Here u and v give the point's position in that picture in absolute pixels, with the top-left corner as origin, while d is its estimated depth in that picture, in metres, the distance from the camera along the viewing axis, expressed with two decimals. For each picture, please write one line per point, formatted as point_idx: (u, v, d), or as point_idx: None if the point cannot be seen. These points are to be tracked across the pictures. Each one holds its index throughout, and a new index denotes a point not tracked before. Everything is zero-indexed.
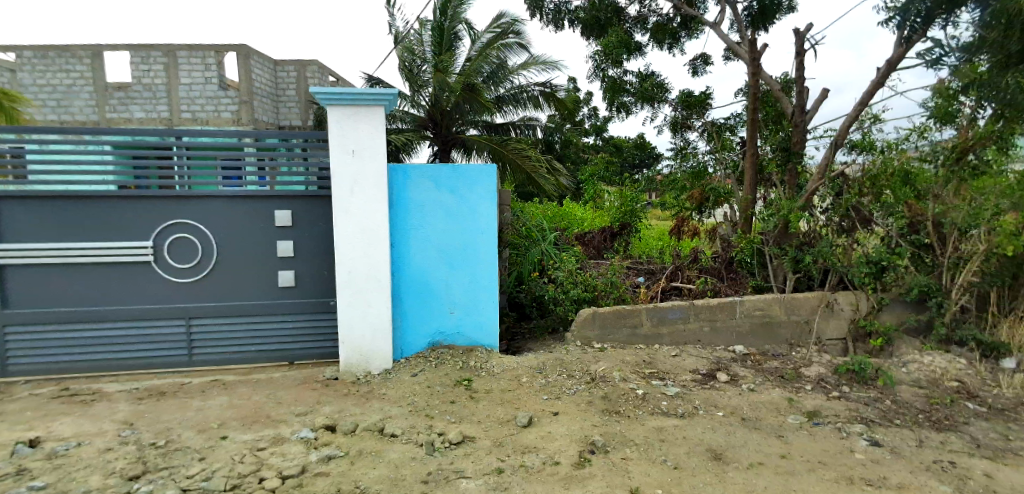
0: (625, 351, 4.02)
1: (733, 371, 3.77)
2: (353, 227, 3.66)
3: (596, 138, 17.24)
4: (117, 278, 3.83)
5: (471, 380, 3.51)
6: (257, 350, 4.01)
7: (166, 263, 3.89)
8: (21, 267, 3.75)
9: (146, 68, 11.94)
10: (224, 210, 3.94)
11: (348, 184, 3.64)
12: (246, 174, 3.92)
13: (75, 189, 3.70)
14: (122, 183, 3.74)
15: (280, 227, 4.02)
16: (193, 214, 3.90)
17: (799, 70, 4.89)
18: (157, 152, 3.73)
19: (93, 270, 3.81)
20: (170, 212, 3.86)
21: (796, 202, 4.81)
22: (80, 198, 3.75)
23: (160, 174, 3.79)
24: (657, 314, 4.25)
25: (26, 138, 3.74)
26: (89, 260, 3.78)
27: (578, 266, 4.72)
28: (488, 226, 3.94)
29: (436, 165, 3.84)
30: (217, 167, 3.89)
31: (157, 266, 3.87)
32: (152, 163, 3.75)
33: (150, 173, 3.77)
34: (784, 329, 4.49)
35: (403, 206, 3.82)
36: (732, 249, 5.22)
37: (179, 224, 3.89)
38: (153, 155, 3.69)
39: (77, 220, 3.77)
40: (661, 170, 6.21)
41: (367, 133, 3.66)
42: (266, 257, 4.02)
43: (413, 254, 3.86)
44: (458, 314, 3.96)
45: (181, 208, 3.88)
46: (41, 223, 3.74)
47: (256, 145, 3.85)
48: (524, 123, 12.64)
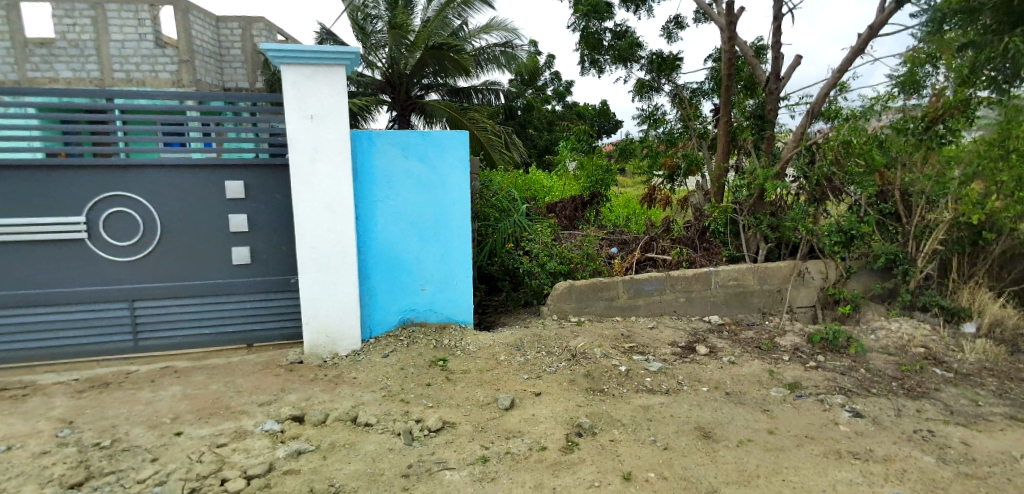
0: (603, 325, 3.93)
1: (711, 343, 3.74)
2: (316, 200, 3.36)
3: (561, 103, 16.88)
4: (46, 259, 3.40)
5: (446, 360, 3.34)
6: (213, 333, 3.70)
7: (106, 241, 3.48)
8: None
9: (69, 22, 10.71)
10: (167, 180, 3.54)
11: (309, 153, 3.31)
12: (191, 139, 3.50)
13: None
14: (48, 150, 3.28)
15: (231, 199, 3.66)
16: (132, 185, 3.48)
17: (776, 34, 4.68)
18: (87, 114, 3.28)
19: (17, 250, 3.37)
20: (105, 183, 3.43)
21: (772, 170, 4.59)
22: (4, 168, 3.28)
23: (91, 140, 3.33)
24: (633, 287, 4.12)
25: None
26: (17, 238, 3.34)
27: (552, 238, 4.54)
28: (462, 197, 3.70)
29: (404, 131, 3.54)
30: (158, 132, 3.46)
31: (95, 244, 3.47)
32: (82, 126, 3.29)
33: (80, 138, 3.32)
34: (756, 298, 4.46)
35: (369, 175, 3.52)
36: (705, 218, 5.04)
37: (114, 197, 3.46)
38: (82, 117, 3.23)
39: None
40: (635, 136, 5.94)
41: (328, 95, 3.31)
42: (217, 232, 3.66)
43: (381, 226, 3.59)
44: (431, 290, 3.75)
45: (115, 180, 3.45)
46: None
47: (200, 107, 3.43)
48: (488, 88, 12.16)
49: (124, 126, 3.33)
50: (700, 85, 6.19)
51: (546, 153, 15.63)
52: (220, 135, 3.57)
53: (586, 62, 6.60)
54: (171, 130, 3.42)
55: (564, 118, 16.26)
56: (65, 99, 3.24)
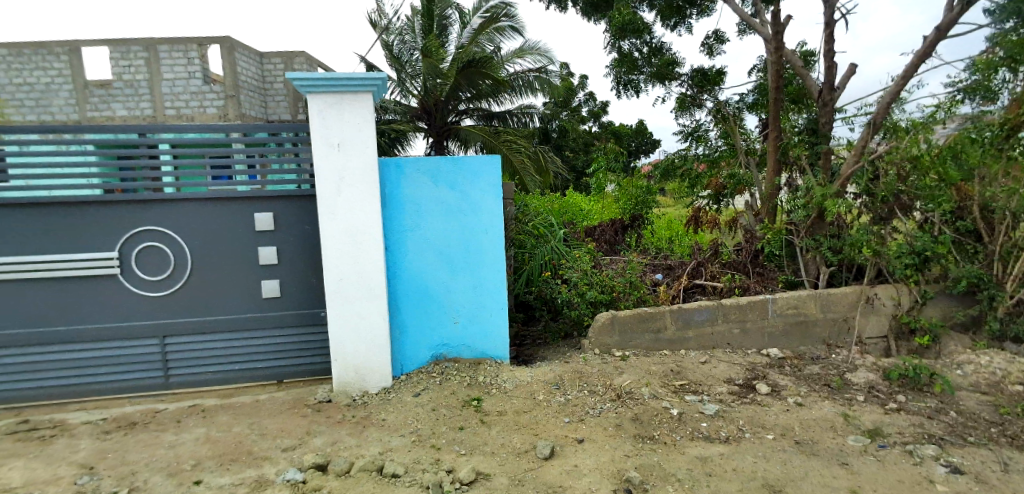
0: (650, 359, 3.64)
1: (772, 380, 3.38)
2: (343, 231, 3.26)
3: (595, 124, 16.71)
4: (88, 295, 3.43)
5: (480, 400, 3.11)
6: (241, 369, 3.62)
7: (152, 275, 3.49)
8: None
9: (126, 64, 11.38)
10: (200, 214, 3.52)
11: (336, 183, 3.23)
12: (235, 172, 3.51)
13: (51, 194, 3.30)
14: (105, 186, 3.35)
15: (260, 232, 3.60)
16: (166, 220, 3.48)
17: (830, 42, 4.37)
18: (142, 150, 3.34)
19: (66, 286, 3.42)
20: (142, 218, 3.45)
21: (832, 188, 4.19)
22: (65, 205, 3.36)
23: (144, 175, 3.39)
24: (683, 317, 3.85)
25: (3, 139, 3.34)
26: (74, 273, 3.40)
27: (592, 265, 4.30)
28: (495, 224, 3.52)
29: (434, 157, 3.42)
30: (206, 166, 3.50)
31: (140, 277, 3.48)
32: (137, 163, 3.35)
33: (136, 174, 3.39)
34: (819, 328, 4.06)
35: (398, 204, 3.40)
36: (757, 240, 4.69)
37: (149, 232, 3.47)
38: (137, 153, 3.30)
39: (59, 230, 3.37)
40: (676, 156, 5.92)
41: (355, 123, 3.23)
42: (248, 265, 3.61)
43: (410, 257, 3.45)
44: (462, 323, 3.55)
45: (153, 215, 3.47)
46: (21, 234, 3.35)
47: (244, 140, 3.44)
48: (523, 112, 12.14)
49: (175, 161, 3.37)
50: (744, 99, 5.90)
51: (582, 174, 15.48)
52: (263, 166, 3.56)
53: (621, 84, 6.45)
54: (217, 163, 3.45)
55: (599, 139, 16.09)
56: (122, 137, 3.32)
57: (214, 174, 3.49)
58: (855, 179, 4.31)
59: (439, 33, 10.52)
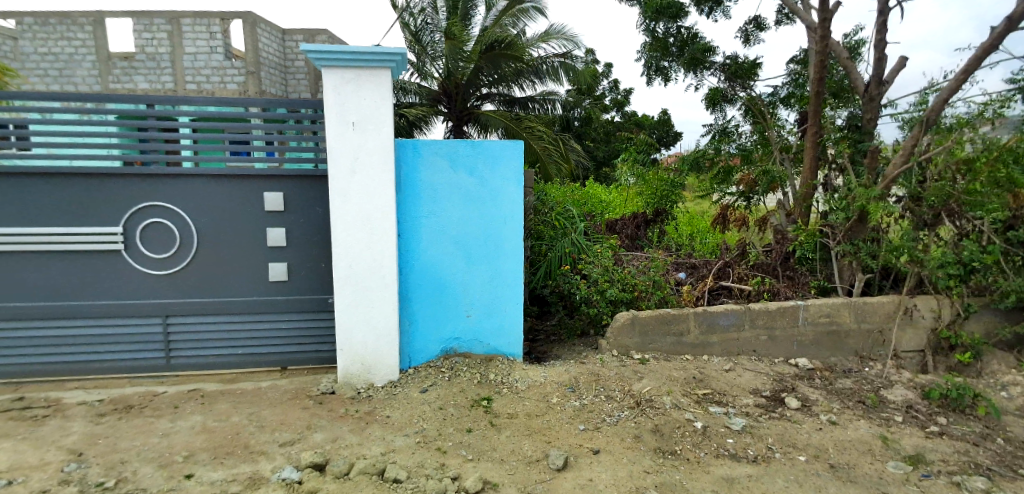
0: (671, 365, 3.44)
1: (802, 394, 3.16)
2: (354, 215, 3.09)
3: (618, 114, 16.30)
4: (95, 270, 3.32)
5: (490, 400, 2.95)
6: (246, 354, 3.50)
7: (165, 252, 3.37)
8: (12, 255, 3.27)
9: (148, 37, 11.27)
10: (209, 191, 3.38)
11: (349, 163, 3.05)
12: (253, 148, 3.36)
13: (70, 163, 3.19)
14: (123, 157, 3.22)
15: (269, 212, 3.45)
16: (175, 197, 3.35)
17: (883, 31, 4.06)
18: (161, 122, 3.21)
19: (75, 260, 3.31)
20: (154, 193, 3.32)
21: (875, 189, 3.88)
22: (85, 177, 3.25)
23: (162, 148, 3.25)
24: (707, 321, 3.64)
25: (25, 106, 3.22)
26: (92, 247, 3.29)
27: (613, 261, 4.08)
28: (514, 214, 3.32)
29: (452, 140, 3.21)
30: (224, 141, 3.35)
31: (152, 254, 3.36)
32: (156, 134, 3.22)
33: (155, 146, 3.26)
34: (852, 339, 3.83)
35: (413, 189, 3.22)
36: (789, 242, 4.41)
37: (156, 208, 3.34)
38: (157, 124, 3.16)
39: (77, 202, 3.26)
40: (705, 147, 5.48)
41: (371, 101, 3.04)
42: (256, 247, 3.46)
43: (425, 245, 3.27)
44: (476, 317, 3.38)
45: (163, 190, 3.33)
46: (40, 204, 3.24)
47: (262, 115, 3.28)
48: (545, 99, 11.83)
49: (194, 134, 3.23)
50: (780, 92, 5.59)
51: (601, 165, 15.16)
52: (282, 144, 3.41)
53: (652, 69, 6.17)
54: (236, 138, 3.30)
55: (621, 129, 15.72)
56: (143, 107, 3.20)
57: (232, 149, 3.34)
58: (900, 182, 3.95)
59: (462, 14, 10.25)
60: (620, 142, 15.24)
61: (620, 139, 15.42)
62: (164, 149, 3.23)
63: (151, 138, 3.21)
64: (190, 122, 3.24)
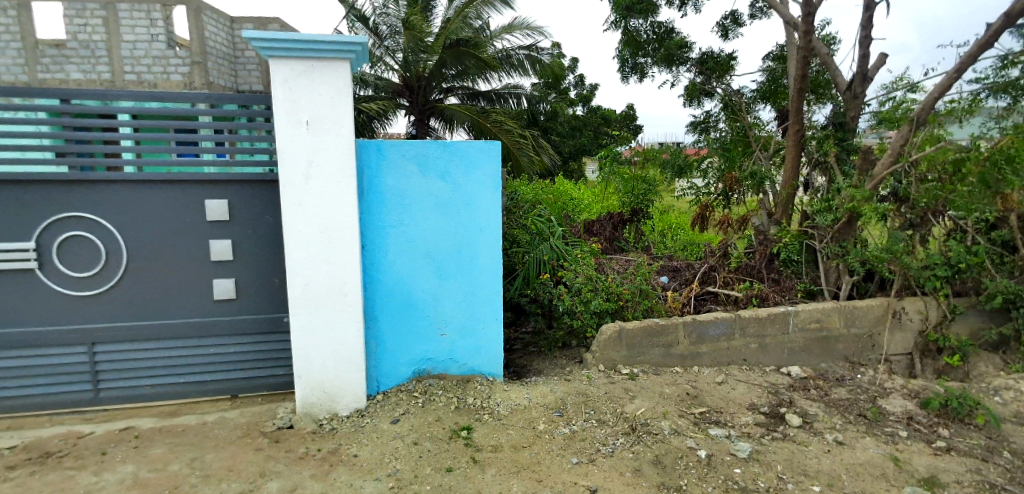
0: (663, 379, 3.22)
1: (800, 407, 2.99)
2: (310, 227, 2.74)
3: (586, 108, 16.15)
4: (6, 293, 2.85)
5: (470, 429, 2.65)
6: (189, 383, 3.09)
7: (95, 271, 2.93)
8: None
9: None
10: (141, 200, 2.94)
11: (303, 168, 2.69)
12: (202, 150, 2.95)
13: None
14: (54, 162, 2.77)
15: (212, 222, 3.04)
16: (99, 208, 2.89)
17: (870, 27, 3.95)
18: (98, 120, 2.78)
19: None
20: (81, 202, 2.87)
21: (866, 190, 3.76)
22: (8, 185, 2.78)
23: (99, 150, 2.81)
24: (696, 330, 3.44)
25: None
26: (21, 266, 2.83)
27: (596, 267, 3.83)
28: (492, 222, 3.02)
29: (421, 141, 2.88)
30: (170, 142, 2.93)
31: (79, 273, 2.91)
32: (93, 135, 2.79)
33: (92, 148, 2.82)
34: (842, 344, 3.72)
35: (378, 196, 2.87)
36: (772, 243, 4.30)
37: (77, 221, 2.88)
38: (93, 122, 2.74)
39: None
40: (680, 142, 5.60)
41: (328, 97, 2.68)
42: (199, 261, 3.05)
43: (392, 259, 2.93)
44: (451, 336, 3.07)
45: (88, 200, 2.88)
46: None
47: (211, 111, 2.88)
48: (511, 92, 11.49)
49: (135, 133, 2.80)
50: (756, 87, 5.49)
51: (569, 160, 14.97)
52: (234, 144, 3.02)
53: (627, 67, 5.94)
54: (183, 137, 2.89)
55: (589, 124, 15.57)
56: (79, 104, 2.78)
57: (180, 151, 2.92)
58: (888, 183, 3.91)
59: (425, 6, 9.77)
60: (588, 137, 15.08)
61: (588, 133, 15.28)
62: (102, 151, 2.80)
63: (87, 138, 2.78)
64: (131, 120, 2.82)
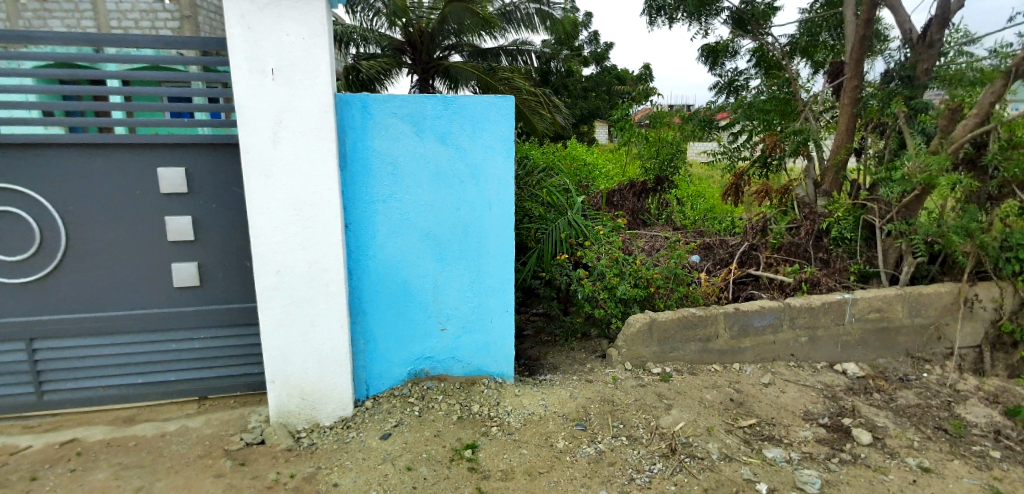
0: (701, 380, 2.75)
1: (866, 417, 2.53)
2: (279, 204, 2.21)
3: (597, 68, 15.16)
4: None
5: (476, 447, 2.20)
6: (150, 384, 2.66)
7: (36, 255, 2.46)
8: None
9: None
10: (82, 169, 2.41)
11: (269, 132, 2.14)
12: (195, 107, 2.46)
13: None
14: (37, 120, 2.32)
15: (166, 195, 2.51)
16: (34, 179, 2.39)
17: None
18: (83, 71, 2.34)
19: None
20: (27, 171, 2.38)
21: (946, 154, 3.12)
22: None
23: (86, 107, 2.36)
24: (739, 322, 2.95)
25: None
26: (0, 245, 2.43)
27: (622, 247, 3.29)
28: (502, 196, 2.48)
29: (416, 95, 2.31)
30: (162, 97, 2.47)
31: (15, 256, 2.43)
32: (79, 90, 2.35)
33: (78, 105, 2.37)
34: (904, 336, 3.21)
35: (363, 163, 2.33)
36: (822, 218, 3.71)
37: (13, 194, 2.39)
38: (78, 72, 2.29)
39: None
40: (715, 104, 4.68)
41: (300, 40, 2.10)
42: (153, 243, 2.55)
43: (382, 241, 2.42)
44: (453, 331, 2.59)
45: (27, 168, 2.37)
46: None
47: (200, 60, 2.40)
48: (517, 48, 10.62)
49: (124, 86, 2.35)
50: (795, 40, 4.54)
51: (579, 123, 14.19)
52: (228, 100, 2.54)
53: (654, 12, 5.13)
54: (176, 91, 2.41)
55: (601, 84, 14.67)
56: (56, 56, 2.34)
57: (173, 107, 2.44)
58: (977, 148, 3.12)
59: None
60: (599, 99, 14.22)
61: (600, 95, 14.39)
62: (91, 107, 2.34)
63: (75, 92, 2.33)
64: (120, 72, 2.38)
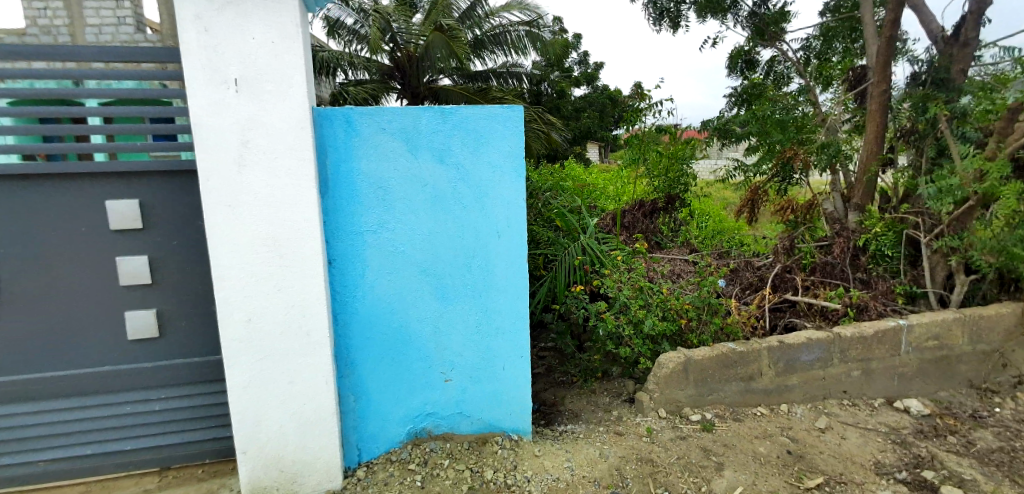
0: (749, 428, 2.38)
1: (949, 469, 2.15)
2: (247, 238, 1.86)
3: (591, 89, 15.08)
4: None
5: None
6: (99, 458, 2.23)
7: None
8: None
9: None
10: (21, 205, 2.06)
11: (235, 153, 1.80)
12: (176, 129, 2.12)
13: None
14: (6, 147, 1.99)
15: (118, 231, 2.15)
16: None
17: None
18: (60, 92, 2.01)
19: None
20: None
21: (1000, 159, 2.81)
22: None
23: (58, 131, 2.02)
24: (784, 357, 2.59)
25: None
26: None
27: (644, 274, 2.93)
28: (513, 223, 2.12)
29: (410, 107, 1.98)
30: (144, 119, 2.13)
31: None
32: (55, 112, 2.00)
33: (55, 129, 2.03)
34: (964, 365, 2.86)
35: (349, 188, 1.98)
36: (857, 235, 3.39)
37: None
38: (53, 93, 1.97)
39: None
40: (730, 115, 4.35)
41: (269, 45, 1.78)
42: (102, 287, 2.17)
43: (372, 279, 2.06)
44: (459, 382, 2.20)
45: None
46: None
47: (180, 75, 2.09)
48: (508, 70, 10.45)
49: (102, 107, 2.01)
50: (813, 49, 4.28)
51: (572, 144, 14.00)
52: None
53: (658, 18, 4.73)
54: (158, 111, 2.08)
55: (592, 105, 14.55)
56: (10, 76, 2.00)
57: (155, 130, 2.10)
58: None
59: None
60: (592, 119, 14.07)
61: (592, 115, 14.26)
62: (64, 131, 2.01)
63: (50, 115, 2.00)
64: (98, 91, 2.04)
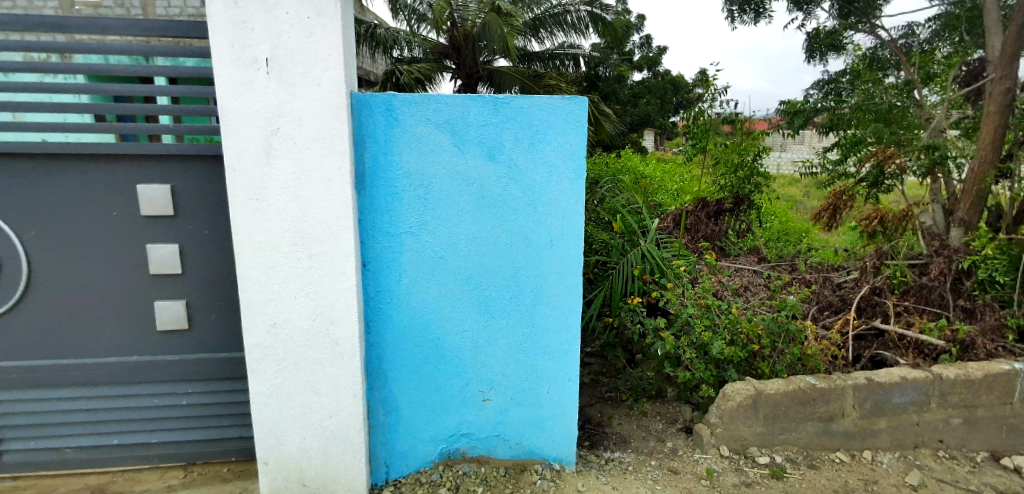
0: (825, 479, 2.08)
1: None
2: (275, 236, 1.70)
3: (649, 74, 14.35)
4: None
5: None
6: (126, 449, 2.17)
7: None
8: None
9: None
10: (57, 185, 1.98)
11: (264, 143, 1.63)
12: None
13: (4, 142, 1.90)
14: (86, 127, 1.92)
15: (149, 217, 2.04)
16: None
17: None
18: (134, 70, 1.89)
19: None
20: None
21: None
22: None
23: (132, 111, 1.93)
24: (873, 398, 2.25)
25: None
26: None
27: (712, 291, 2.61)
28: (568, 231, 1.86)
29: (459, 95, 1.74)
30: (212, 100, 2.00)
31: None
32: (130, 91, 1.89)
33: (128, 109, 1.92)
34: None
35: (388, 185, 1.78)
36: (962, 256, 2.93)
37: None
38: (127, 72, 1.87)
39: None
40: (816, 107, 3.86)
41: (304, 21, 1.57)
42: (132, 274, 2.07)
43: (409, 286, 1.86)
44: (498, 402, 1.99)
45: None
46: None
47: None
48: (566, 53, 9.97)
49: (170, 87, 1.90)
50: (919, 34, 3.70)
51: (628, 131, 13.39)
52: None
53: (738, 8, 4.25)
54: None
55: (652, 91, 13.85)
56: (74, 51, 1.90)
57: None
58: None
59: None
60: (648, 106, 13.40)
61: (650, 102, 13.57)
62: (136, 112, 1.92)
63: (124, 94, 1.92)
64: (167, 70, 1.93)
